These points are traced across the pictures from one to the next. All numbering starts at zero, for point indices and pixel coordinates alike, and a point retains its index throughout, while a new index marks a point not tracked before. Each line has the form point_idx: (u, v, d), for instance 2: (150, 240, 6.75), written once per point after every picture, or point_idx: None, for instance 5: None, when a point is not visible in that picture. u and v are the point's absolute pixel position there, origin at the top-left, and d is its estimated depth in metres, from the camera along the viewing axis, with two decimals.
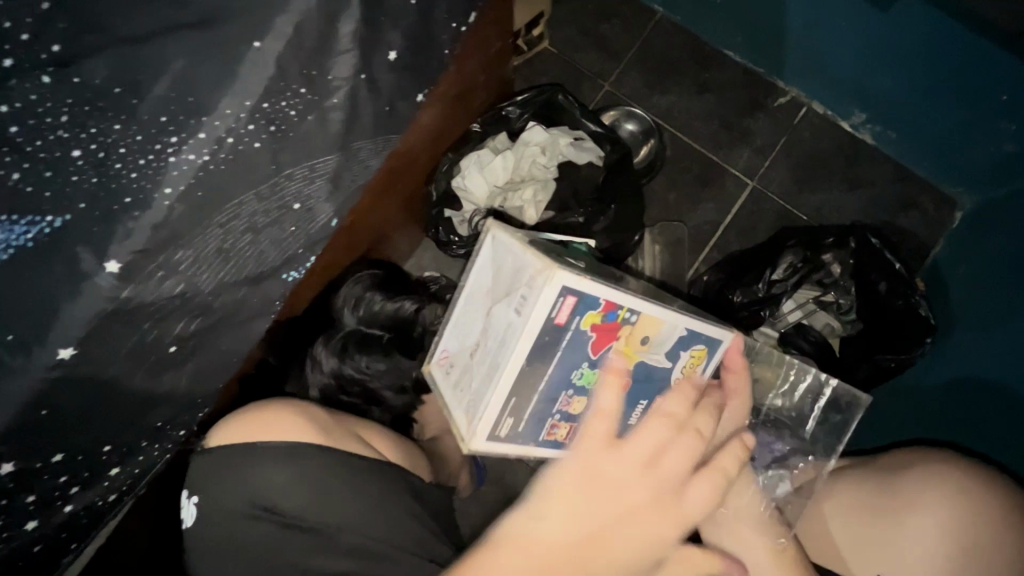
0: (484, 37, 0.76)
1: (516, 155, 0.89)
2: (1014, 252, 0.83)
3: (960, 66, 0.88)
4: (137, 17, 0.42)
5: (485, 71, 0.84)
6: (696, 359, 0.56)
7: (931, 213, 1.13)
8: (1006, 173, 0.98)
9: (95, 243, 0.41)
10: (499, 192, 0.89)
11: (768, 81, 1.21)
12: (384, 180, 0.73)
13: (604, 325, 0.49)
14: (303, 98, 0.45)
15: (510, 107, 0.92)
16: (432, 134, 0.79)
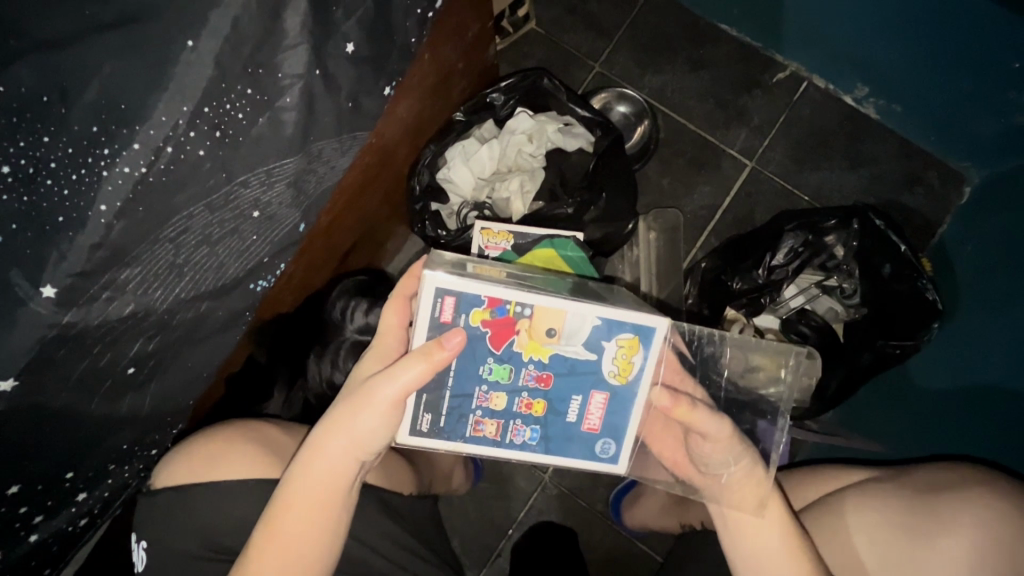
0: (460, 21, 0.72)
1: (503, 144, 0.84)
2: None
3: (965, 34, 0.84)
4: (60, 18, 0.38)
5: (464, 58, 0.80)
6: (630, 349, 0.52)
7: (937, 189, 1.09)
8: (1014, 145, 0.93)
9: (28, 267, 0.38)
10: (485, 184, 0.85)
11: (766, 56, 1.16)
12: (361, 178, 0.69)
13: (496, 321, 0.50)
14: (250, 99, 0.42)
15: (494, 93, 0.86)
16: (411, 124, 0.75)
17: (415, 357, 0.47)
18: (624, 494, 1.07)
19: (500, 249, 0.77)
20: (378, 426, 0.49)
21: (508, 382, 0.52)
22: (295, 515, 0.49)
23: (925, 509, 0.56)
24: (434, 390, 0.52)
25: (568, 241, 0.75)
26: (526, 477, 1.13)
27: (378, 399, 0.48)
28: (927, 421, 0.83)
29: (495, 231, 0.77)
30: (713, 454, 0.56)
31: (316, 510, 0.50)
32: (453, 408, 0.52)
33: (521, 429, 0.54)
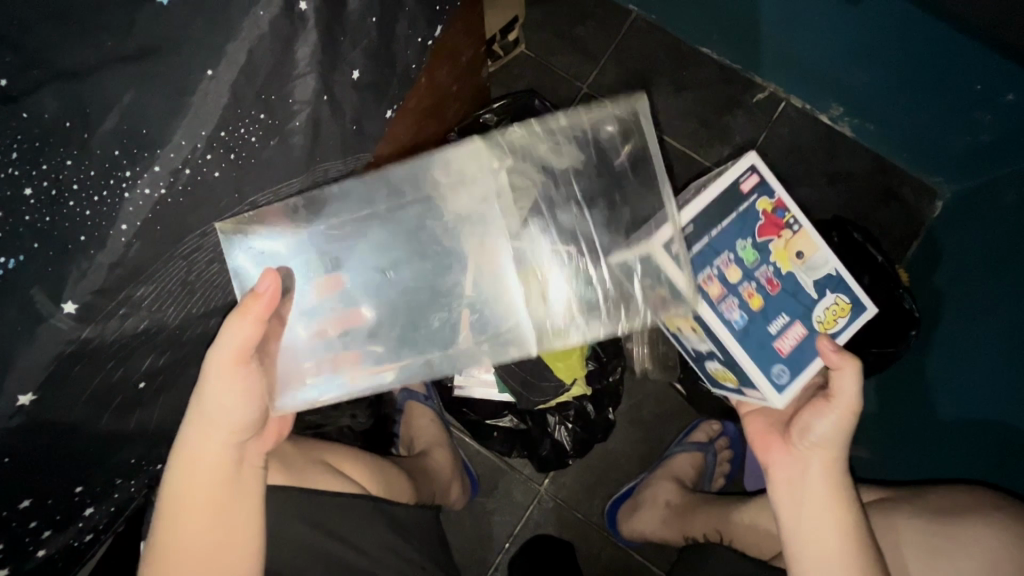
0: (455, 47, 0.76)
1: None
2: (999, 243, 0.84)
3: (930, 57, 0.90)
4: (65, 46, 0.37)
5: (458, 81, 0.84)
6: (840, 310, 0.66)
7: (911, 204, 1.16)
8: (982, 159, 1.01)
9: (50, 283, 0.39)
10: None
11: (745, 77, 1.22)
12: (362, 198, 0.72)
13: (772, 216, 0.67)
14: (262, 123, 0.46)
15: (488, 114, 0.89)
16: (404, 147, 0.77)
17: (234, 318, 0.49)
18: (621, 502, 1.09)
19: None
20: (230, 393, 0.51)
21: (750, 264, 0.67)
22: (196, 497, 0.52)
23: (950, 528, 0.63)
24: (699, 233, 0.67)
25: None
26: (523, 489, 1.15)
27: (217, 369, 0.50)
28: (910, 427, 0.88)
29: None
30: (830, 428, 0.59)
31: (212, 498, 0.52)
32: (700, 255, 0.67)
33: (733, 305, 0.66)
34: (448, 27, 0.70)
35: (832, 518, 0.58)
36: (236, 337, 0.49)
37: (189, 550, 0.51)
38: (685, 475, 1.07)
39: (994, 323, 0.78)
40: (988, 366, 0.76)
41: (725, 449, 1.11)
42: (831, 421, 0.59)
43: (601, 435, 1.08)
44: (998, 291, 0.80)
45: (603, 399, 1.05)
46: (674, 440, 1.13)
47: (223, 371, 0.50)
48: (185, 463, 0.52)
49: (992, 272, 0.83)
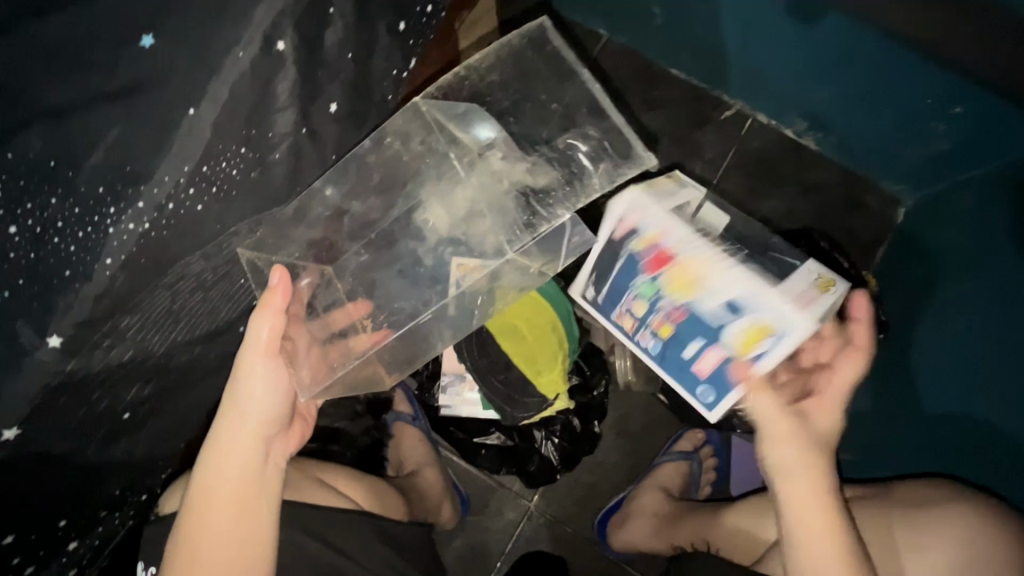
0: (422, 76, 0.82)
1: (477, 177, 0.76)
2: (968, 248, 0.89)
3: (885, 73, 0.96)
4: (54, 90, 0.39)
5: None
6: (757, 330, 0.64)
7: (877, 211, 1.21)
8: (939, 167, 1.07)
9: (36, 318, 0.40)
10: (461, 223, 0.78)
11: (713, 96, 1.27)
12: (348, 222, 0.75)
13: (657, 251, 0.69)
14: (243, 156, 0.48)
15: None
16: None
17: (260, 316, 0.59)
18: (609, 516, 1.10)
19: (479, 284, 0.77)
20: (262, 382, 0.61)
21: (648, 299, 0.69)
22: (222, 485, 0.60)
23: (935, 524, 0.65)
24: (605, 270, 0.72)
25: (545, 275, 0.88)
26: (513, 506, 1.15)
27: (249, 361, 0.60)
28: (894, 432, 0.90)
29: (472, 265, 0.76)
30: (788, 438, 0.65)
31: (235, 495, 0.60)
32: (611, 284, 0.72)
33: (646, 336, 0.69)
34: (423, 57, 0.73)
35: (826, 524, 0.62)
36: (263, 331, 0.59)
37: (220, 534, 0.58)
38: (672, 485, 1.09)
39: (963, 328, 0.82)
40: (963, 370, 0.80)
41: (710, 458, 1.13)
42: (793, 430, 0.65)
43: (588, 448, 1.09)
44: (966, 294, 0.85)
45: (588, 412, 1.07)
46: (661, 450, 1.14)
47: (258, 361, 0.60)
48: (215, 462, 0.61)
49: (957, 280, 0.88)
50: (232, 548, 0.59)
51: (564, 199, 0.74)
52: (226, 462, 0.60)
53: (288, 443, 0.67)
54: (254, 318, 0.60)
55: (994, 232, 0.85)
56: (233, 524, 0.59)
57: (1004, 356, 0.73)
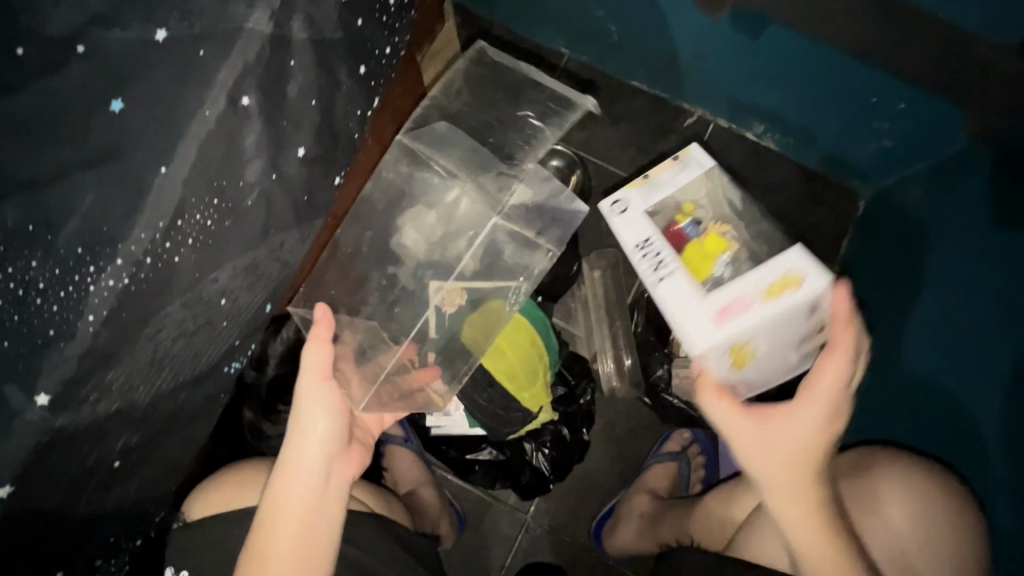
0: (395, 107, 0.85)
1: (450, 210, 0.84)
2: (925, 235, 0.94)
3: (830, 78, 1.01)
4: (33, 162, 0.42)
5: None
6: (784, 284, 0.64)
7: (839, 205, 1.27)
8: (895, 160, 1.11)
9: (22, 379, 0.43)
10: (438, 245, 0.84)
11: (674, 104, 1.32)
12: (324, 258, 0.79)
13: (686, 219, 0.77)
14: (216, 208, 0.50)
15: None
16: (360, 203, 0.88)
17: (317, 346, 0.68)
18: (604, 521, 1.13)
19: (457, 306, 0.83)
20: (320, 401, 0.68)
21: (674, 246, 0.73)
22: (290, 508, 0.64)
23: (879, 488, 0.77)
24: (631, 212, 0.74)
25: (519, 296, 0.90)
26: (509, 519, 1.17)
27: (309, 388, 0.68)
28: (870, 421, 0.94)
29: (449, 287, 0.83)
30: (765, 470, 0.62)
31: (300, 514, 0.64)
32: (631, 227, 0.74)
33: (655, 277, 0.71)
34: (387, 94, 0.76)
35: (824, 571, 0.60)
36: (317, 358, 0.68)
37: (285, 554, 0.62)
38: (660, 486, 1.12)
39: (926, 316, 0.86)
40: (929, 356, 0.83)
41: (698, 456, 1.16)
42: (761, 459, 0.62)
43: (577, 457, 1.11)
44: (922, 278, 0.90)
45: (576, 421, 1.09)
46: (649, 452, 1.18)
47: (312, 386, 0.69)
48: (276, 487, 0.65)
49: (913, 270, 0.94)
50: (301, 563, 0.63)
51: (527, 158, 0.85)
52: (289, 484, 0.65)
53: (348, 464, 0.71)
54: (305, 350, 0.69)
55: (945, 222, 0.90)
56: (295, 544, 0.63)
57: (962, 337, 0.78)
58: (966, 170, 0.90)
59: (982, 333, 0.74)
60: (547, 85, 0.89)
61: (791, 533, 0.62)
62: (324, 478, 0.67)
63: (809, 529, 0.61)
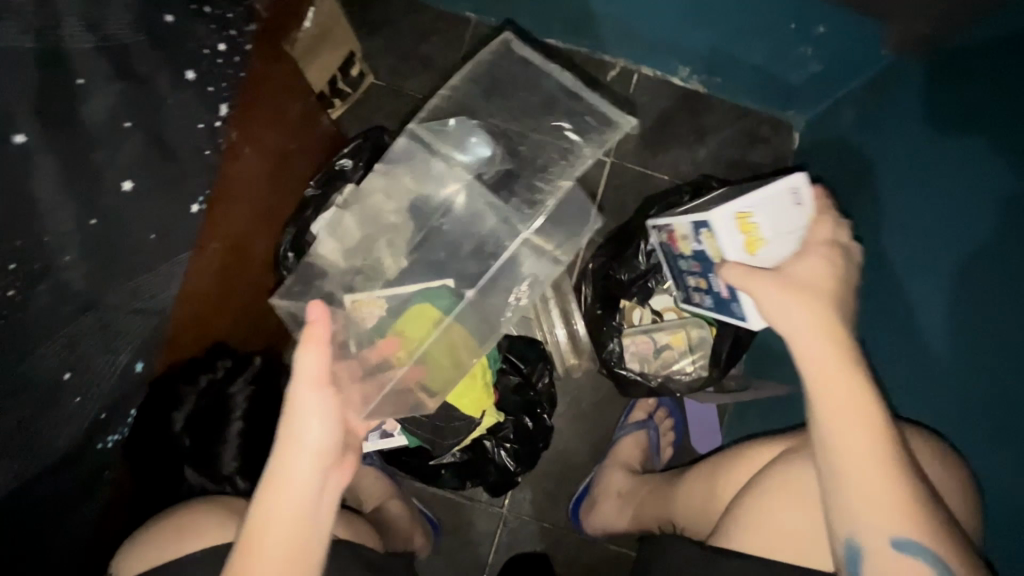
0: (278, 106, 0.79)
1: (362, 209, 0.87)
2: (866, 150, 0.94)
3: (748, 9, 0.96)
4: None
5: (295, 139, 0.87)
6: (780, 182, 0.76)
7: (773, 141, 1.26)
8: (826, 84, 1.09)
9: None
10: (356, 250, 0.87)
11: (595, 58, 1.27)
12: (220, 285, 0.75)
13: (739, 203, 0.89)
14: (19, 272, 0.48)
15: (342, 159, 0.99)
16: (264, 217, 0.84)
17: (313, 347, 0.60)
18: (581, 501, 1.10)
19: (377, 316, 0.84)
20: (315, 410, 0.60)
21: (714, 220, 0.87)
22: (278, 524, 0.57)
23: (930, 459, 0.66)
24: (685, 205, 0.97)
25: (443, 290, 0.86)
26: (486, 515, 1.13)
27: (305, 394, 0.60)
28: None
29: (365, 300, 0.84)
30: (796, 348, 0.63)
31: (291, 533, 0.57)
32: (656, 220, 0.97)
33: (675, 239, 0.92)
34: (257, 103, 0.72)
35: (876, 470, 0.55)
36: (311, 359, 0.60)
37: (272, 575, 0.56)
38: (633, 459, 1.09)
39: (875, 240, 0.86)
40: (888, 290, 0.81)
41: (665, 419, 1.14)
42: (797, 320, 0.64)
43: (543, 443, 1.07)
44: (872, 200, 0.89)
45: (534, 407, 1.04)
46: (618, 425, 1.15)
47: (306, 391, 0.60)
48: (265, 501, 0.58)
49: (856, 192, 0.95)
50: None
51: (564, 177, 0.87)
52: (279, 500, 0.58)
53: (342, 475, 0.64)
54: (298, 353, 0.60)
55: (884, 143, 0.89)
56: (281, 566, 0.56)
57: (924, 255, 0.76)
58: (900, 87, 0.89)
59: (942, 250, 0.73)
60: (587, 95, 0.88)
61: (837, 409, 0.58)
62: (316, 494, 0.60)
63: (857, 412, 0.57)
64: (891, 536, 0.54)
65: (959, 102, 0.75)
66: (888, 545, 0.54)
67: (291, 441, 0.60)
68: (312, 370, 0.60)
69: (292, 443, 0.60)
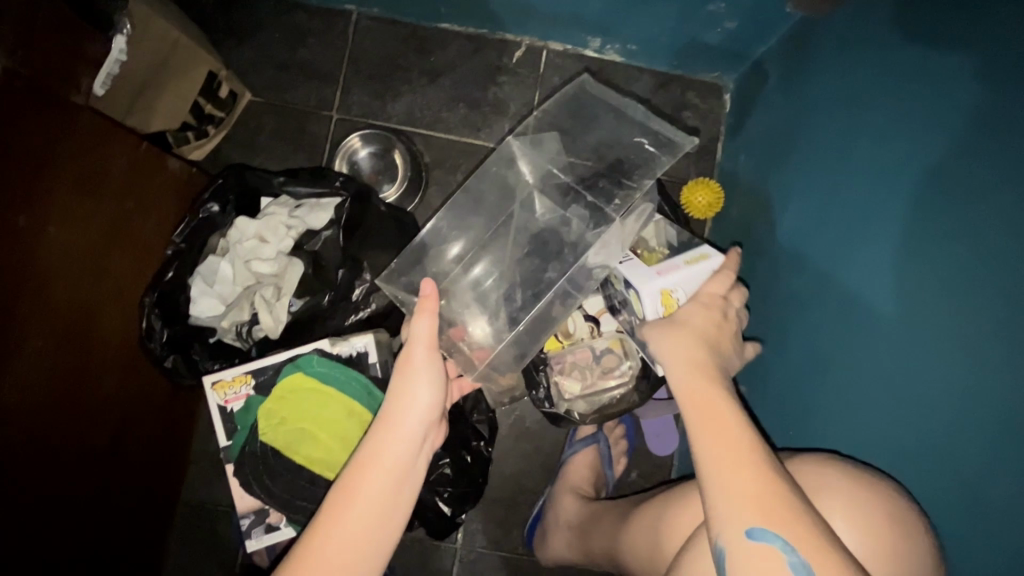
0: (81, 167, 0.69)
1: (233, 261, 0.85)
2: (795, 117, 0.84)
3: None
4: None
5: (127, 196, 0.78)
6: (698, 257, 0.79)
7: (702, 106, 1.13)
8: (746, 41, 0.98)
9: None
10: (235, 304, 0.85)
11: (495, 39, 1.13)
12: (56, 374, 0.68)
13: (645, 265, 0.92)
14: None
15: (210, 203, 0.87)
16: (101, 281, 0.75)
17: (432, 316, 0.66)
18: (535, 527, 1.03)
19: (241, 395, 0.83)
20: (427, 376, 0.64)
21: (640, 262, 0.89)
22: (380, 466, 0.58)
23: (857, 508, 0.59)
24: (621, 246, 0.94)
25: (313, 355, 0.82)
26: (439, 553, 1.07)
27: (420, 359, 0.65)
28: (769, 351, 0.85)
29: (227, 379, 0.83)
30: (672, 357, 0.65)
31: (390, 478, 0.58)
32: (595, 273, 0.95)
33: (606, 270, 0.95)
34: (38, 187, 0.62)
35: (732, 462, 0.51)
36: (425, 327, 0.66)
37: (369, 510, 0.56)
38: (583, 483, 1.01)
39: (812, 223, 0.77)
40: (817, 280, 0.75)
41: (614, 429, 1.06)
42: (671, 334, 0.67)
43: (483, 476, 1.00)
44: (804, 173, 0.80)
45: (460, 446, 0.96)
46: (567, 443, 1.07)
47: (420, 356, 0.65)
48: (370, 445, 0.60)
49: (788, 166, 0.84)
50: (370, 529, 0.55)
51: (644, 179, 0.86)
52: (384, 445, 0.59)
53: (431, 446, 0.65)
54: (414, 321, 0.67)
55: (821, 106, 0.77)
56: (379, 503, 0.57)
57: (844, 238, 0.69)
58: (823, 43, 0.80)
59: (871, 225, 0.65)
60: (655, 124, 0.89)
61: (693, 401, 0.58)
62: (416, 453, 0.61)
63: (718, 401, 0.57)
64: (744, 521, 0.48)
65: (895, 50, 0.66)
66: (742, 533, 0.48)
67: (399, 394, 0.63)
68: (427, 333, 0.66)
69: (401, 395, 0.63)
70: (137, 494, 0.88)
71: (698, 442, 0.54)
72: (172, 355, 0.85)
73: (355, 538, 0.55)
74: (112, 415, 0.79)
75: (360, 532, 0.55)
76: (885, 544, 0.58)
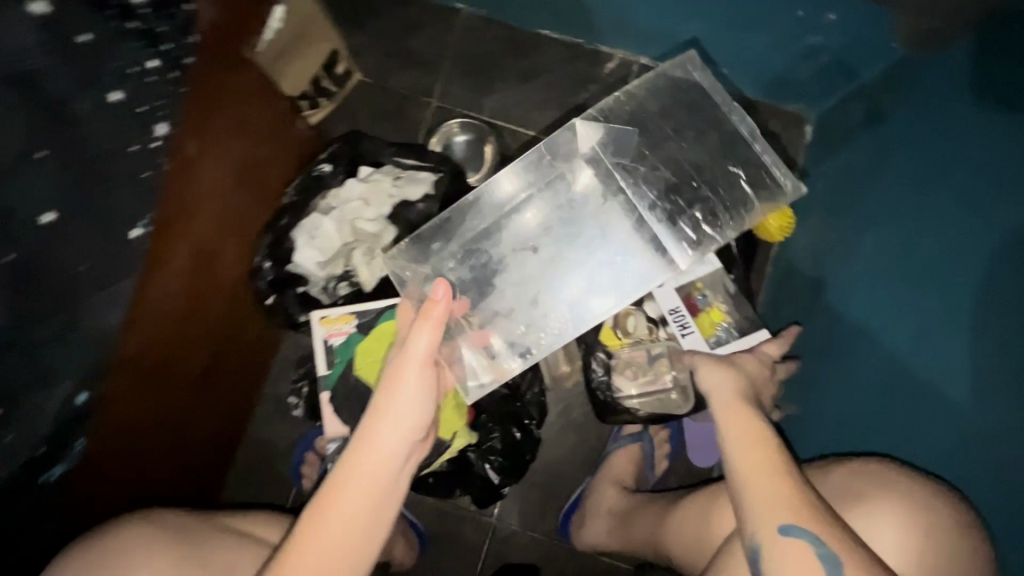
0: (239, 114, 0.78)
1: (339, 218, 0.94)
2: (878, 149, 0.88)
3: None
4: None
5: (261, 148, 0.87)
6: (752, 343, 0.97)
7: (782, 134, 1.16)
8: (836, 76, 1.02)
9: None
10: (337, 255, 0.94)
11: (590, 49, 1.20)
12: (188, 295, 0.76)
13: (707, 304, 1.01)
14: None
15: (323, 164, 0.95)
16: (233, 219, 0.83)
17: (433, 327, 0.64)
18: (570, 514, 1.07)
19: (344, 331, 0.91)
20: (417, 391, 0.62)
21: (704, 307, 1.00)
22: (360, 480, 0.57)
23: (911, 515, 0.63)
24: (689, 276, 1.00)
25: None
26: (473, 526, 1.12)
27: (410, 372, 0.63)
28: (831, 372, 0.88)
29: (334, 316, 0.91)
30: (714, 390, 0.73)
31: (367, 495, 0.57)
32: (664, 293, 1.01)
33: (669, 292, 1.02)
34: (207, 122, 0.71)
35: (767, 473, 0.59)
36: (420, 341, 0.64)
37: (345, 524, 0.56)
38: (626, 476, 1.05)
39: (887, 251, 0.80)
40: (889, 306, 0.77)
41: (660, 431, 1.09)
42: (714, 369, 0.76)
43: (530, 454, 1.04)
44: (880, 202, 0.83)
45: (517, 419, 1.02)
46: (611, 437, 1.11)
47: (414, 369, 0.63)
48: (354, 456, 0.58)
49: (864, 197, 0.88)
50: (349, 541, 0.55)
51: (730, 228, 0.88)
52: (367, 459, 0.58)
53: (418, 457, 0.64)
54: (415, 331, 0.65)
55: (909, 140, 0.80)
56: (359, 516, 0.56)
57: (920, 266, 0.72)
58: (916, 83, 0.84)
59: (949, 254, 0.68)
60: (761, 148, 0.86)
61: (731, 429, 0.66)
62: (397, 470, 0.59)
63: (751, 426, 0.65)
64: (776, 519, 0.55)
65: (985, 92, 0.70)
66: (775, 530, 0.55)
67: (386, 407, 0.61)
68: (423, 348, 0.63)
69: (388, 408, 0.61)
70: (217, 422, 0.97)
71: (732, 457, 0.62)
72: (273, 293, 0.93)
73: (333, 550, 0.54)
74: (217, 342, 0.88)
75: (339, 544, 0.55)
76: (933, 551, 0.62)
